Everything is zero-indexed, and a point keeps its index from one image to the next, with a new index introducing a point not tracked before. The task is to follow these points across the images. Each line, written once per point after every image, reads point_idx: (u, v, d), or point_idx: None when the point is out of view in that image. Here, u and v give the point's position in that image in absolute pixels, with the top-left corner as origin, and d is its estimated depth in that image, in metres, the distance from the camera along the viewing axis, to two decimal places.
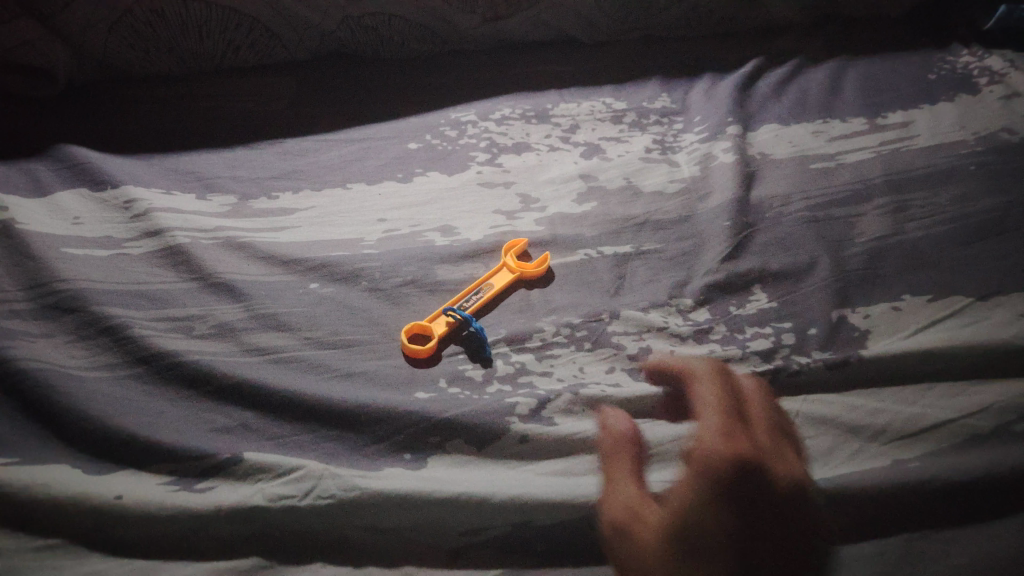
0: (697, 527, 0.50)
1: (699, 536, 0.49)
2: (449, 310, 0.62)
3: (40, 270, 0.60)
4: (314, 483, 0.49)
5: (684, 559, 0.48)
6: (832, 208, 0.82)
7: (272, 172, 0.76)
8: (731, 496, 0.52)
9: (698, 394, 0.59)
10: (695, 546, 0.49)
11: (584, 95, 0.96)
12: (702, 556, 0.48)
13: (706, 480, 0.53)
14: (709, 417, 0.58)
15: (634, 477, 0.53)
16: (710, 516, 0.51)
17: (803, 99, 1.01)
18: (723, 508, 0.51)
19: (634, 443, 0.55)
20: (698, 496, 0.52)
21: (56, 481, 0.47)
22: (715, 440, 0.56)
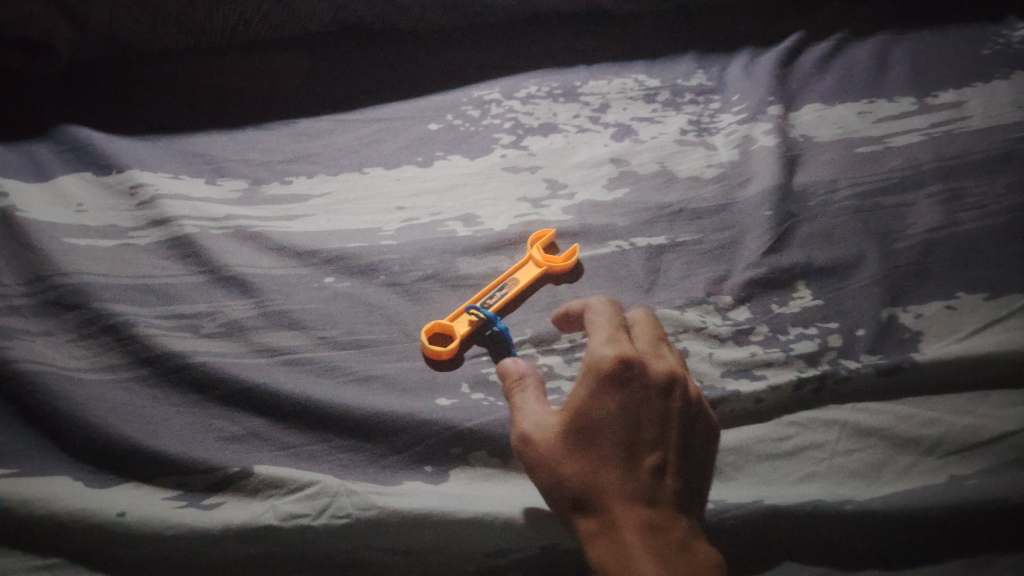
0: (589, 418, 0.46)
1: (592, 428, 0.46)
2: (472, 308, 0.58)
3: (41, 263, 0.57)
4: (328, 500, 0.45)
5: (584, 455, 0.45)
6: (880, 196, 0.77)
7: (285, 155, 0.72)
8: (621, 386, 0.47)
9: (592, 314, 0.53)
10: (591, 439, 0.46)
11: (615, 72, 0.90)
12: (602, 449, 0.45)
13: (619, 393, 0.47)
14: (595, 319, 0.52)
15: (534, 399, 0.50)
16: (602, 404, 0.46)
17: (848, 77, 0.94)
18: (611, 395, 0.47)
19: (528, 373, 0.51)
20: (611, 412, 0.46)
21: (55, 494, 0.45)
22: (602, 333, 0.50)
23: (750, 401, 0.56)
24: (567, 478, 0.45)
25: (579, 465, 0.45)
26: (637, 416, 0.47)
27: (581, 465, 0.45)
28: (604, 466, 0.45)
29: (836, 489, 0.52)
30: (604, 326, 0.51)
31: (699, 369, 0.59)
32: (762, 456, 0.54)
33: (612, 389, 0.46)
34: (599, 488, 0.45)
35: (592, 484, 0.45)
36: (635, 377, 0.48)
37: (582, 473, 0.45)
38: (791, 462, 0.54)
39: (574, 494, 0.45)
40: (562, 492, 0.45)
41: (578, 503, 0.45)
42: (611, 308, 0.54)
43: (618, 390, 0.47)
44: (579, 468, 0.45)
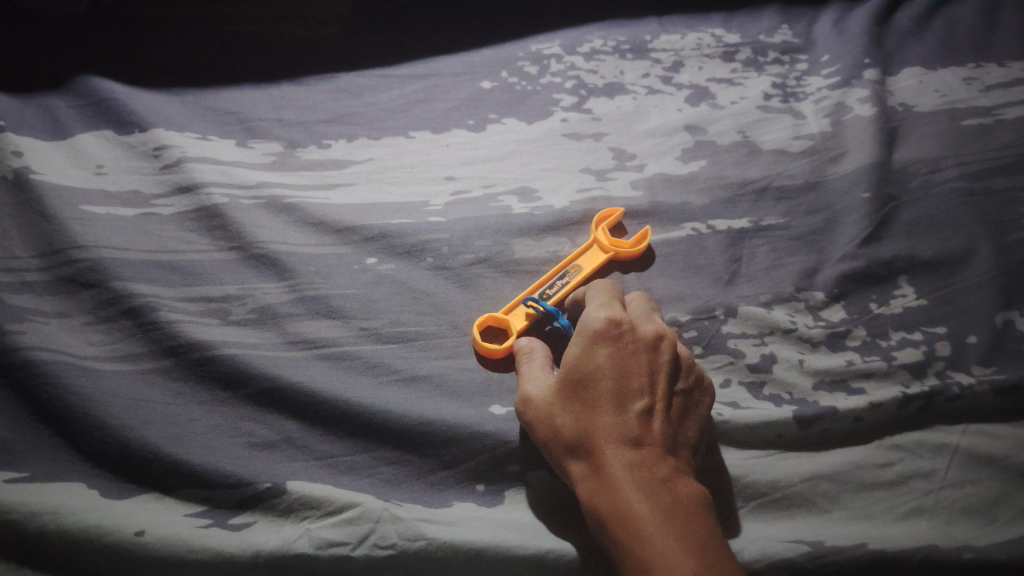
0: (579, 369, 0.44)
1: (582, 377, 0.43)
2: (530, 300, 0.51)
3: (55, 233, 0.51)
4: (371, 527, 0.40)
5: (575, 402, 0.43)
6: (992, 177, 0.67)
7: (324, 114, 0.65)
8: (612, 341, 0.45)
9: (587, 287, 0.50)
10: (581, 388, 0.43)
11: (689, 25, 0.80)
12: (593, 396, 0.43)
13: (610, 344, 0.45)
14: (589, 288, 0.50)
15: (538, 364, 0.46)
16: (594, 358, 0.44)
17: (952, 36, 0.84)
18: (602, 349, 0.44)
19: (538, 345, 0.48)
20: (599, 362, 0.44)
21: (64, 505, 0.39)
22: (595, 298, 0.48)
23: (847, 420, 0.50)
24: (555, 426, 0.42)
25: (570, 412, 0.42)
26: (628, 368, 0.44)
27: (569, 412, 0.42)
28: (593, 411, 0.42)
29: (947, 529, 0.45)
30: (597, 292, 0.49)
31: (788, 379, 0.52)
32: (860, 486, 0.48)
33: (601, 342, 0.44)
34: (586, 431, 0.42)
35: (580, 428, 0.42)
36: (627, 331, 0.45)
37: (571, 420, 0.42)
38: (894, 493, 0.47)
39: (563, 440, 0.42)
40: (551, 440, 0.42)
41: (567, 449, 0.42)
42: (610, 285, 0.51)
43: (608, 344, 0.45)
44: (569, 414, 0.42)
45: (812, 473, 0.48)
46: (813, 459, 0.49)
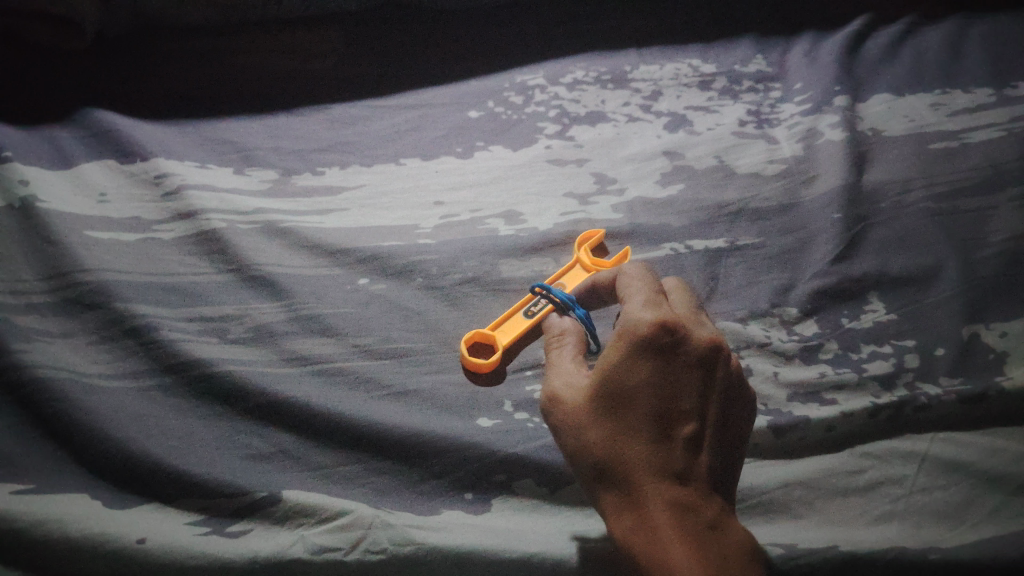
0: (621, 385, 0.44)
1: (622, 394, 0.44)
2: (540, 287, 0.54)
3: (61, 257, 0.53)
4: (362, 533, 0.42)
5: (611, 419, 0.43)
6: (958, 198, 0.71)
7: (318, 143, 0.68)
8: (657, 355, 0.45)
9: (628, 277, 0.50)
10: (621, 405, 0.44)
11: (667, 56, 0.84)
12: (631, 415, 0.44)
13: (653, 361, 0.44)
14: (635, 281, 0.49)
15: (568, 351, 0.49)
16: (635, 375, 0.44)
17: (920, 64, 0.88)
18: (646, 362, 0.44)
19: (570, 331, 0.50)
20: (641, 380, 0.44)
21: (70, 515, 0.41)
22: (641, 296, 0.48)
23: (820, 429, 0.52)
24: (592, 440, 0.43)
25: (605, 429, 0.43)
26: (670, 387, 0.44)
27: (608, 430, 0.43)
28: (629, 432, 0.43)
29: (916, 532, 0.47)
30: (644, 288, 0.49)
31: (764, 390, 0.54)
32: (833, 492, 0.50)
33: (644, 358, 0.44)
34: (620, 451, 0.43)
35: (617, 447, 0.43)
36: (674, 344, 0.45)
37: (608, 437, 0.43)
38: (865, 499, 0.49)
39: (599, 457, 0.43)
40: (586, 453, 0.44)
41: (604, 467, 0.43)
42: (646, 274, 0.51)
43: (654, 359, 0.44)
44: (605, 432, 0.43)
45: (787, 480, 0.50)
46: (788, 467, 0.51)
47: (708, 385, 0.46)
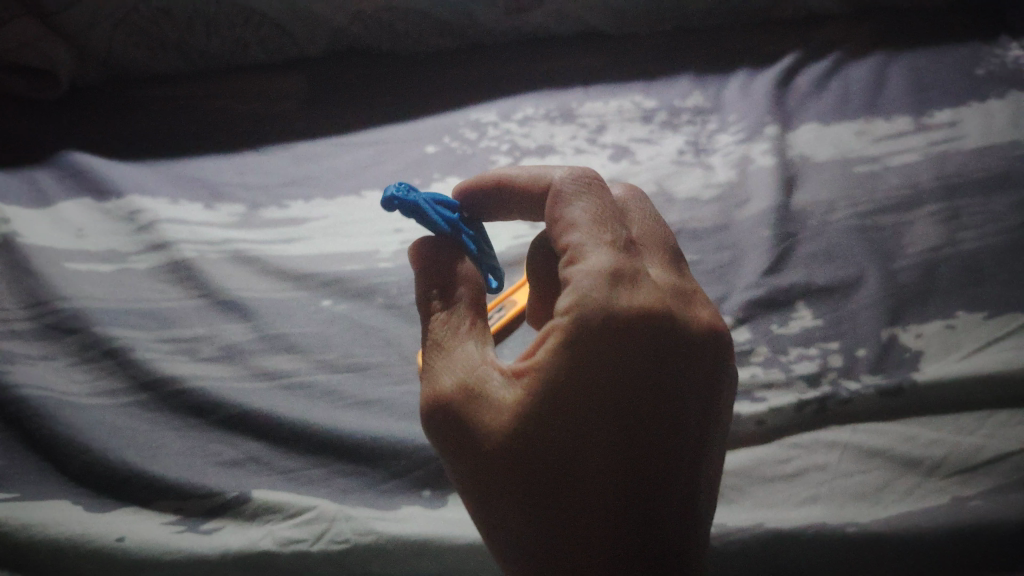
0: (554, 372, 0.38)
1: (556, 382, 0.38)
2: (396, 198, 0.47)
3: (41, 288, 0.57)
4: (326, 526, 0.45)
5: (554, 430, 0.38)
6: (879, 215, 0.77)
7: (282, 178, 0.72)
8: (605, 333, 0.38)
9: (567, 210, 0.42)
10: (560, 389, 0.38)
11: (612, 92, 0.91)
12: (580, 423, 0.38)
13: (608, 358, 0.38)
14: (585, 226, 0.42)
15: (454, 314, 0.44)
16: (585, 377, 0.38)
17: (845, 95, 0.95)
18: (589, 343, 0.38)
19: (456, 285, 0.45)
20: (591, 382, 0.38)
21: (55, 520, 0.44)
22: (594, 253, 0.40)
23: (751, 424, 0.58)
24: (517, 437, 0.38)
25: (550, 441, 0.38)
26: (623, 376, 0.38)
27: (534, 425, 0.38)
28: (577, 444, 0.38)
29: (838, 511, 0.52)
30: (596, 240, 0.41)
31: None
32: (763, 478, 0.55)
33: (597, 356, 0.38)
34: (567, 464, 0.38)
35: (547, 446, 0.38)
36: (628, 316, 0.39)
37: (534, 434, 0.38)
38: (793, 484, 0.55)
39: (524, 452, 0.38)
40: (504, 457, 0.39)
41: (530, 464, 0.38)
42: (599, 224, 0.42)
43: (597, 337, 0.38)
44: (548, 444, 0.38)
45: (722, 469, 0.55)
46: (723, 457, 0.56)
47: (672, 371, 0.39)
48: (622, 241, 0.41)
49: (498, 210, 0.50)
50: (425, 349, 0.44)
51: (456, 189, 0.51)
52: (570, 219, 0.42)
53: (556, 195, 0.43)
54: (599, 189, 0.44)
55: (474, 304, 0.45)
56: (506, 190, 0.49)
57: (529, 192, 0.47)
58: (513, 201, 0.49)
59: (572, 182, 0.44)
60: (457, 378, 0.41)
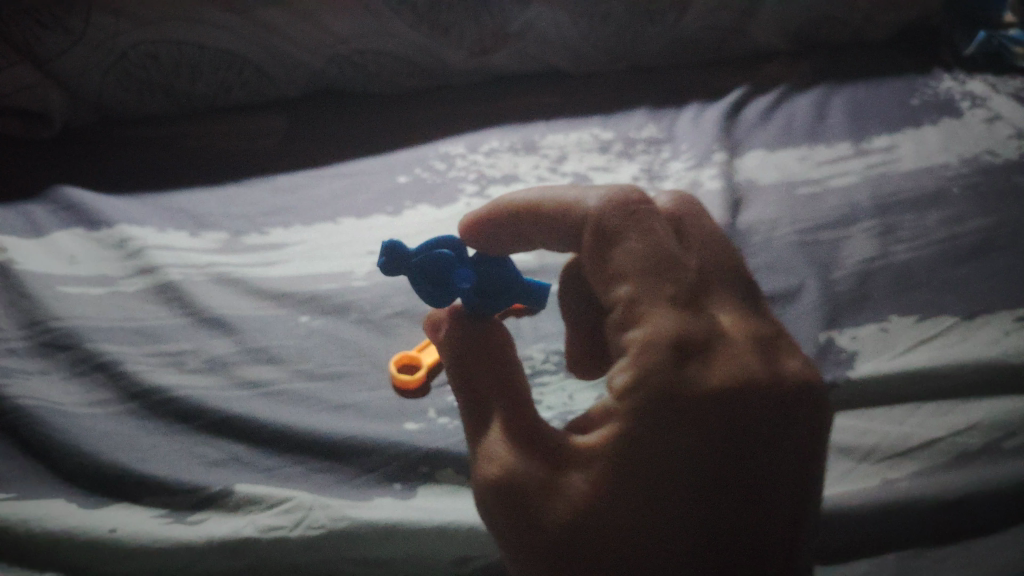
0: (618, 454, 0.39)
1: (619, 464, 0.39)
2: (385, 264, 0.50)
3: (36, 309, 0.62)
4: (303, 513, 0.49)
5: (615, 497, 0.38)
6: (820, 230, 0.83)
7: (263, 209, 0.77)
8: (658, 392, 0.39)
9: (619, 256, 0.42)
10: (618, 455, 0.39)
11: (572, 126, 0.97)
12: (642, 485, 0.38)
13: (663, 417, 0.38)
14: (638, 277, 0.41)
15: (479, 388, 0.47)
16: (643, 438, 0.38)
17: (789, 124, 1.02)
18: (654, 422, 0.38)
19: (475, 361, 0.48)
20: (649, 444, 0.38)
21: (52, 515, 0.48)
22: (652, 313, 0.40)
23: None
24: (580, 511, 0.39)
25: (610, 509, 0.38)
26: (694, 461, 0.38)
27: (597, 515, 0.38)
28: (639, 508, 0.38)
29: None
30: (650, 294, 0.41)
31: None
32: None
33: (651, 415, 0.38)
34: (633, 529, 0.38)
35: (616, 531, 0.38)
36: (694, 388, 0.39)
37: (598, 526, 0.38)
38: None
39: (589, 524, 0.38)
40: (566, 548, 0.39)
41: (596, 536, 0.38)
42: (652, 268, 0.41)
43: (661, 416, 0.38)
44: (609, 512, 0.38)
45: None
46: None
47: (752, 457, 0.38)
48: (678, 295, 0.41)
49: (515, 241, 0.51)
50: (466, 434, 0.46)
51: (461, 232, 0.52)
52: (619, 268, 0.42)
53: (600, 235, 0.43)
54: (640, 222, 0.43)
55: (495, 379, 0.46)
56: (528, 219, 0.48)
57: (560, 219, 0.46)
58: (536, 229, 0.48)
59: (610, 213, 0.44)
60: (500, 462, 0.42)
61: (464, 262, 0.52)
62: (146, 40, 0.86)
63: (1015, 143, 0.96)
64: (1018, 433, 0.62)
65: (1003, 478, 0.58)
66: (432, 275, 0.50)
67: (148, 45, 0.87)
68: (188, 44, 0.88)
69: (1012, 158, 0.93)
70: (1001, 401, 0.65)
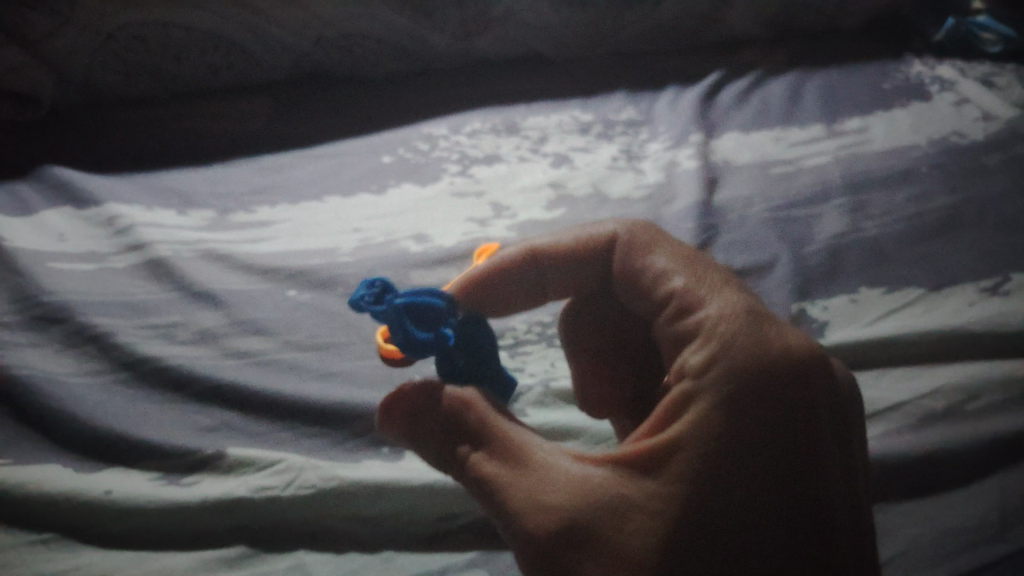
0: (693, 437, 0.41)
1: (696, 445, 0.41)
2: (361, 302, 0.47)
3: (26, 284, 0.63)
4: (295, 474, 0.51)
5: (697, 474, 0.40)
6: (793, 208, 0.86)
7: (249, 187, 0.79)
8: (724, 367, 0.43)
9: (658, 264, 0.52)
10: (692, 438, 0.41)
11: (553, 108, 0.99)
12: (721, 457, 0.40)
13: (732, 389, 0.42)
14: (687, 276, 0.50)
15: (479, 433, 0.46)
16: (716, 412, 0.42)
17: (764, 106, 1.05)
18: (728, 395, 0.42)
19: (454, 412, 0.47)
20: (722, 417, 0.41)
21: (48, 479, 0.50)
22: (708, 299, 0.47)
23: None
24: (666, 499, 0.40)
25: (696, 487, 0.40)
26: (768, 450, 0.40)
27: (686, 509, 0.40)
28: (723, 478, 0.40)
29: None
30: (701, 283, 0.49)
31: None
32: None
33: (722, 388, 0.42)
34: (720, 503, 0.40)
35: (705, 508, 0.39)
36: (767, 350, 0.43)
37: (690, 526, 0.39)
38: None
39: (678, 506, 0.40)
40: (665, 550, 0.39)
41: (689, 516, 0.39)
42: (692, 271, 0.50)
43: (739, 390, 0.42)
44: (695, 491, 0.40)
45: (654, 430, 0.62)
46: None
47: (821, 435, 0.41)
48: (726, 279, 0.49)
49: (523, 290, 0.57)
50: (483, 480, 0.44)
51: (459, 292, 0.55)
52: (668, 271, 0.51)
53: (638, 246, 0.53)
54: (666, 238, 0.54)
55: (490, 425, 0.46)
56: (545, 260, 0.56)
57: (581, 251, 0.56)
58: (555, 267, 0.57)
59: (639, 233, 0.54)
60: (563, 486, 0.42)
61: (451, 313, 0.51)
62: (134, 22, 0.87)
63: (982, 125, 0.99)
64: (981, 395, 0.65)
65: (964, 439, 0.61)
66: (419, 316, 0.49)
67: (136, 27, 0.87)
68: (175, 26, 0.89)
69: (978, 139, 0.97)
70: (965, 367, 0.67)
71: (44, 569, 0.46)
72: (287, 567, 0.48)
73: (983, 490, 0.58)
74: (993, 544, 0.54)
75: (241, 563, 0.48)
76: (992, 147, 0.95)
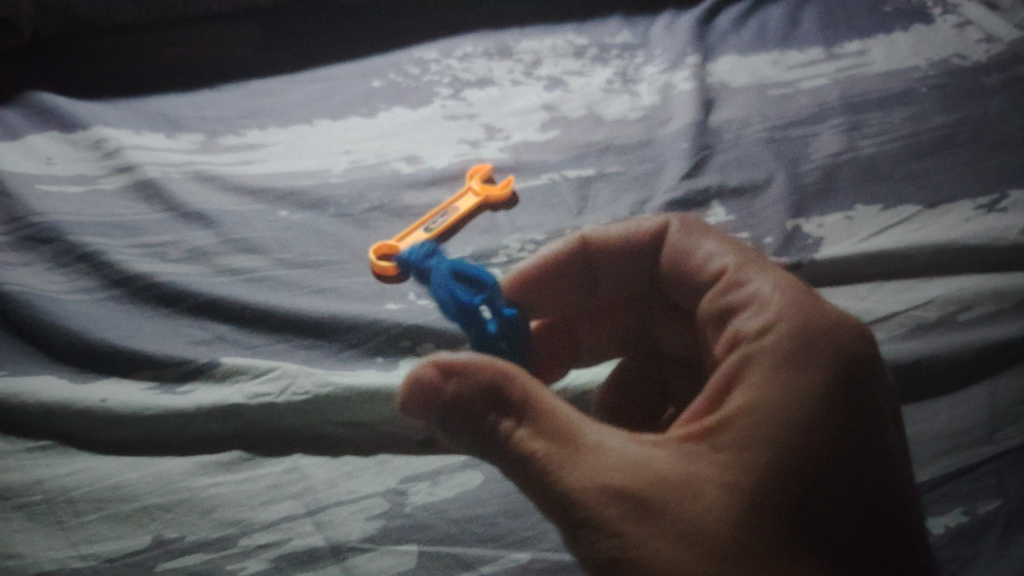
0: (755, 410, 0.41)
1: (758, 420, 0.40)
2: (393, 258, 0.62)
3: (15, 206, 0.62)
4: (288, 381, 0.52)
5: (761, 449, 0.39)
6: (788, 128, 0.85)
7: (238, 112, 0.78)
8: (781, 344, 0.43)
9: (704, 245, 0.52)
10: (754, 415, 0.41)
11: (547, 33, 0.97)
12: (785, 429, 0.40)
13: (793, 365, 0.42)
14: (738, 252, 0.50)
15: (516, 409, 0.42)
16: (778, 386, 0.41)
17: (763, 29, 1.02)
18: (787, 370, 0.42)
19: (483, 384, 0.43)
20: (784, 390, 0.41)
21: (45, 389, 0.50)
22: (755, 278, 0.48)
23: None
24: (731, 477, 0.39)
25: (759, 461, 0.39)
26: (828, 420, 0.40)
27: (751, 484, 0.39)
28: (785, 448, 0.40)
29: None
30: (750, 261, 0.50)
31: None
32: None
33: (778, 364, 0.42)
34: (785, 476, 0.39)
35: (768, 483, 0.39)
36: (823, 322, 0.43)
37: (757, 503, 0.38)
38: None
39: (745, 481, 0.39)
40: (734, 531, 0.37)
41: (757, 491, 0.39)
42: (739, 251, 0.51)
43: (795, 363, 0.42)
44: (759, 464, 0.39)
45: None
46: None
47: (880, 406, 0.41)
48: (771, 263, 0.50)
49: (571, 280, 0.58)
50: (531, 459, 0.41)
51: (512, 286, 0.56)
52: (715, 250, 0.52)
53: (687, 232, 0.54)
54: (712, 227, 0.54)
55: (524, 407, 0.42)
56: (595, 251, 0.57)
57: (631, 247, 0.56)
58: (605, 264, 0.57)
59: (686, 221, 0.55)
60: (620, 473, 0.39)
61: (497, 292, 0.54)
62: None
63: (983, 47, 0.97)
64: (974, 306, 0.65)
65: (959, 348, 0.61)
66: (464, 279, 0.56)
67: None
68: None
69: (979, 61, 0.95)
70: (959, 280, 0.67)
71: (44, 474, 0.47)
72: (283, 469, 0.48)
73: (973, 396, 0.58)
74: (981, 446, 0.55)
75: (239, 466, 0.48)
76: (993, 69, 0.93)
